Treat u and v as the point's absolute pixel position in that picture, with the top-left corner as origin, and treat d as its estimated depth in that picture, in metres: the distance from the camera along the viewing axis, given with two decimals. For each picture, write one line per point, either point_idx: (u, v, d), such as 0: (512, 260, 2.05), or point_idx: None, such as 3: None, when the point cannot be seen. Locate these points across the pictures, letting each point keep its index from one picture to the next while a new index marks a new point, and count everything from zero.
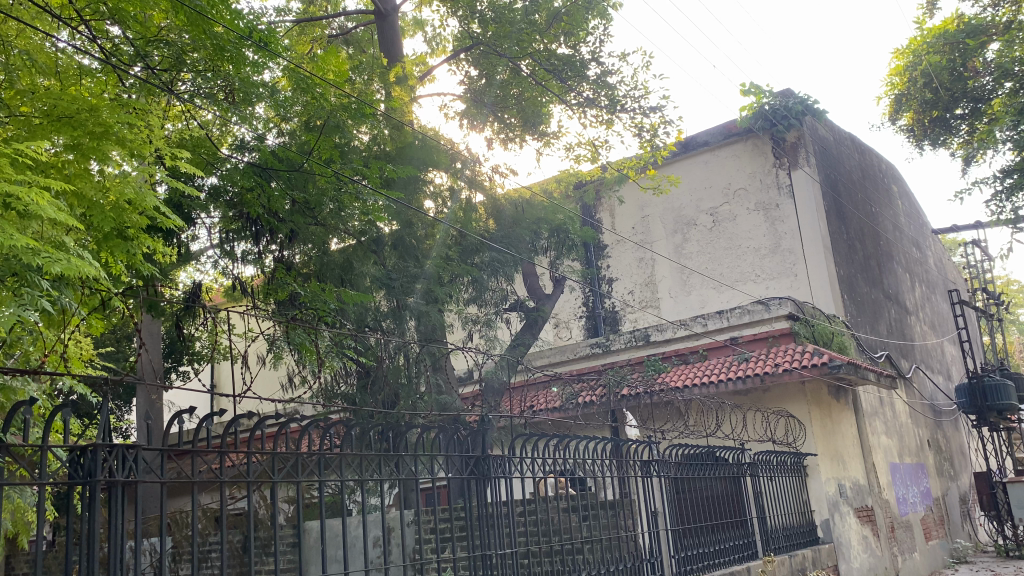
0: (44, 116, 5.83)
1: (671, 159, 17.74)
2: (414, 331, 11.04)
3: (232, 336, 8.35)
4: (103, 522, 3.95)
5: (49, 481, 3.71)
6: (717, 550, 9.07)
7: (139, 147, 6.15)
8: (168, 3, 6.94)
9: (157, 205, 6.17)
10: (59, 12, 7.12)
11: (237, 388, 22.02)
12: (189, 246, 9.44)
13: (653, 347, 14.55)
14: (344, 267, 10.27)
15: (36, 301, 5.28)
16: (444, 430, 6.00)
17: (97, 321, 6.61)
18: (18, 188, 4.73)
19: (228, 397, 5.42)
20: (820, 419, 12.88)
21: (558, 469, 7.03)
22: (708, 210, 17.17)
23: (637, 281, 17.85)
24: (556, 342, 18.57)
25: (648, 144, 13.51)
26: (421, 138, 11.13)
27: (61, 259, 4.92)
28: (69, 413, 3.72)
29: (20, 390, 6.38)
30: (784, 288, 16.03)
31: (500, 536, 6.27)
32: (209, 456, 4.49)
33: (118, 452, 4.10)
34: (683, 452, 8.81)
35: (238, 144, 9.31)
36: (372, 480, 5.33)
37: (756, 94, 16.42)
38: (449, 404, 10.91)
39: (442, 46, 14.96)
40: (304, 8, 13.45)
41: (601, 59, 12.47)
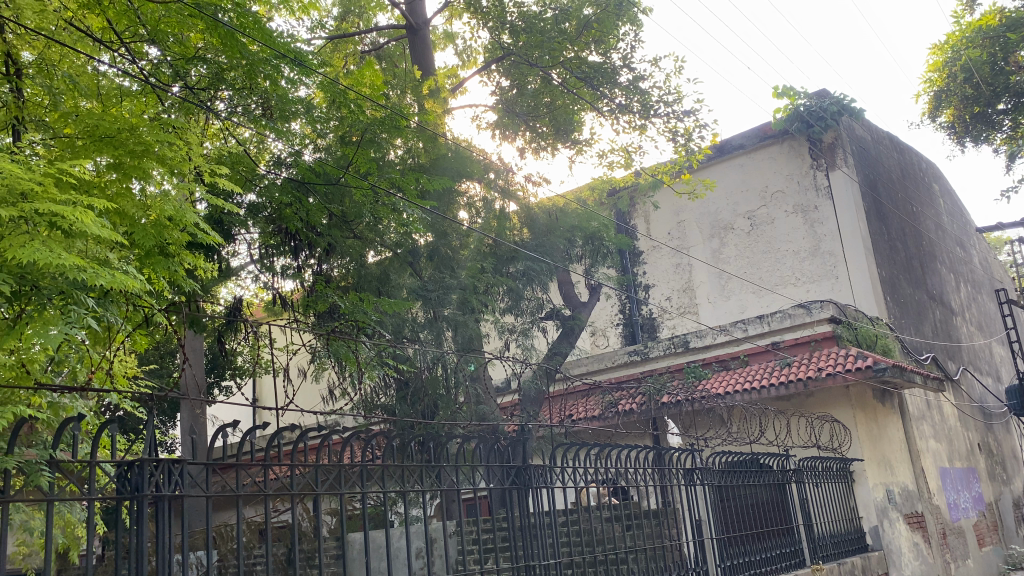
0: (87, 136, 6.05)
1: (706, 164, 17.61)
2: (451, 341, 11.08)
3: (273, 349, 8.41)
4: (151, 536, 3.98)
5: (98, 497, 3.76)
6: (764, 558, 8.91)
7: (180, 165, 6.26)
8: (203, 23, 7.08)
9: (196, 220, 6.27)
10: (101, 35, 7.27)
11: (279, 402, 22.26)
12: (229, 263, 9.56)
13: (692, 354, 14.39)
14: (380, 278, 10.39)
15: (83, 318, 5.23)
16: (484, 440, 5.96)
17: (141, 337, 6.61)
18: (63, 209, 4.79)
19: (272, 411, 5.46)
20: (866, 424, 12.61)
21: (600, 479, 6.96)
22: (746, 213, 16.99)
23: (674, 287, 17.69)
24: (593, 350, 18.47)
25: (682, 149, 13.39)
26: (455, 150, 11.23)
27: (107, 275, 4.96)
28: (118, 429, 3.77)
29: (68, 406, 6.42)
30: (825, 291, 15.76)
31: (543, 546, 6.23)
32: (254, 470, 4.52)
33: (164, 467, 4.15)
34: (726, 459, 8.70)
35: (275, 161, 9.39)
36: (414, 491, 5.31)
37: (791, 96, 16.25)
38: (487, 414, 10.90)
39: (473, 57, 15.04)
40: (337, 24, 13.62)
41: (633, 65, 12.42)
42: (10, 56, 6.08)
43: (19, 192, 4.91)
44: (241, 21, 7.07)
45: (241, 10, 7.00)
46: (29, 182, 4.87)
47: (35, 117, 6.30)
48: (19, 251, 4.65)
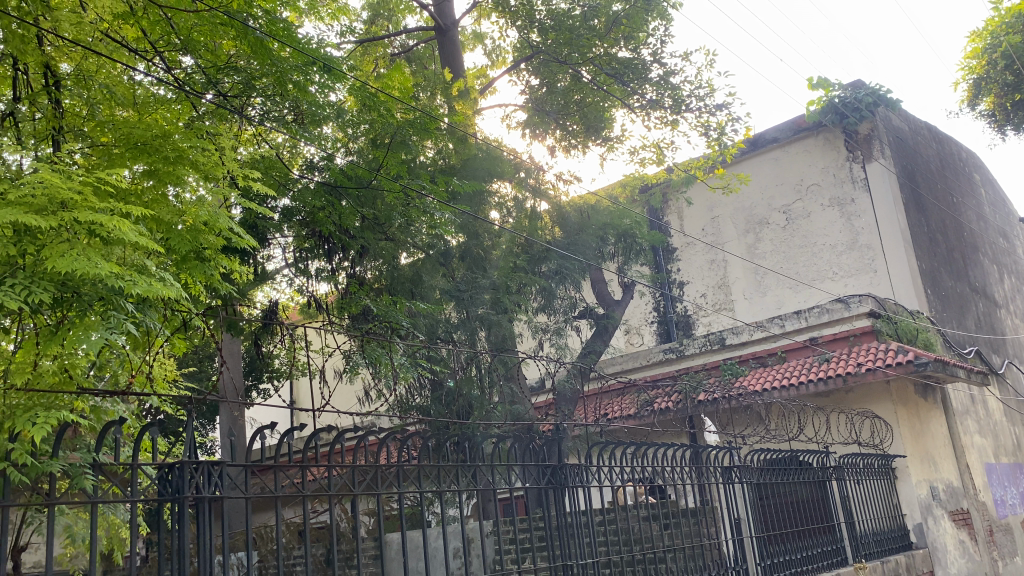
0: (122, 144, 6.17)
1: (740, 158, 17.42)
2: (485, 341, 11.10)
3: (309, 351, 8.48)
4: (193, 538, 4.04)
5: (140, 499, 3.82)
6: (805, 556, 8.79)
7: (213, 169, 6.40)
8: (235, 33, 7.19)
9: (231, 225, 6.34)
10: (135, 44, 7.39)
11: (316, 404, 22.43)
12: (265, 266, 9.66)
13: (729, 351, 14.25)
14: (414, 280, 10.42)
15: (123, 324, 5.26)
16: (520, 440, 5.95)
17: (180, 341, 6.66)
18: (101, 216, 4.87)
19: (309, 412, 5.50)
20: (908, 419, 12.38)
21: (637, 478, 6.91)
22: (781, 207, 16.77)
23: (709, 284, 17.54)
24: (628, 349, 18.37)
25: (715, 143, 13.28)
26: (485, 150, 11.26)
27: (144, 282, 5.04)
28: (158, 432, 3.82)
29: (110, 410, 6.46)
30: (863, 285, 15.49)
31: (581, 545, 6.21)
32: (292, 471, 4.54)
33: (204, 469, 4.20)
34: (765, 457, 8.59)
35: (308, 165, 9.46)
36: (450, 491, 5.32)
37: (825, 88, 16.00)
38: (522, 413, 10.89)
39: (502, 57, 15.04)
40: (367, 28, 13.70)
41: (663, 60, 12.35)
42: (49, 68, 6.18)
43: (59, 201, 5.01)
44: (271, 28, 7.18)
45: (273, 19, 7.13)
46: (68, 191, 4.97)
47: (74, 127, 6.41)
48: (60, 260, 4.74)
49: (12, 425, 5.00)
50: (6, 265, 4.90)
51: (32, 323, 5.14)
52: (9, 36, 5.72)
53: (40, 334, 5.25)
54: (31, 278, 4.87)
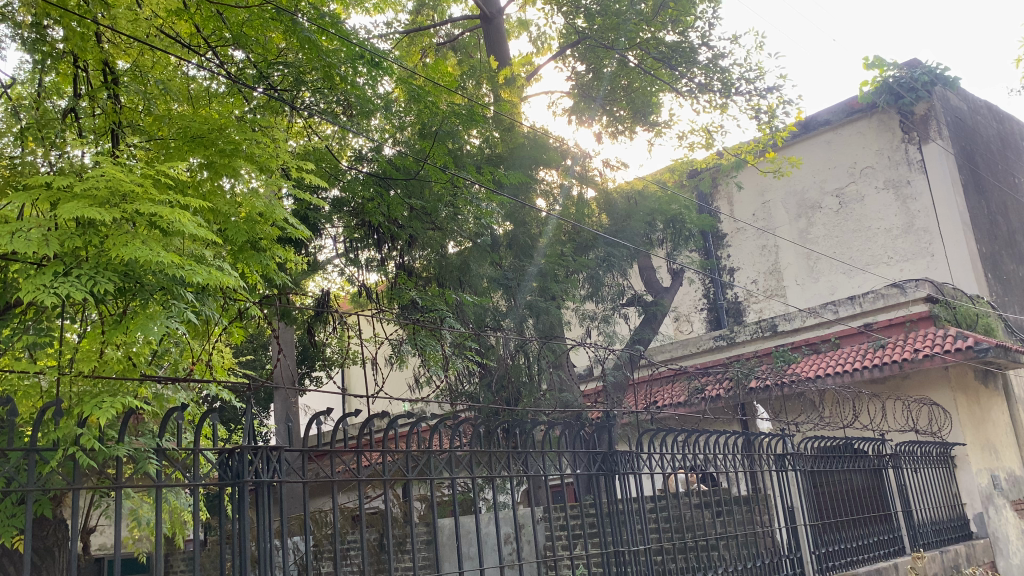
0: (179, 138, 6.33)
1: (791, 141, 17.10)
2: (533, 329, 11.16)
3: (361, 339, 8.60)
4: (252, 523, 4.14)
5: (202, 484, 3.93)
6: (860, 545, 8.65)
7: (268, 161, 6.54)
8: (284, 26, 7.30)
9: (286, 215, 6.48)
10: (189, 40, 7.55)
11: (369, 390, 22.77)
12: (316, 257, 9.78)
13: (781, 338, 14.07)
14: (462, 268, 10.36)
15: (183, 313, 5.41)
16: (570, 427, 5.95)
17: (237, 329, 6.80)
18: (162, 208, 4.99)
19: (361, 399, 5.71)
20: (968, 407, 12.07)
21: (689, 465, 6.87)
22: (834, 191, 16.45)
23: (760, 270, 17.31)
24: (677, 336, 18.23)
25: (766, 127, 13.03)
26: (531, 138, 11.26)
27: (203, 271, 5.19)
28: (217, 419, 3.93)
29: (172, 398, 6.44)
30: (920, 269, 15.12)
31: (633, 532, 6.21)
32: (348, 457, 4.62)
33: (263, 455, 4.29)
34: (819, 445, 8.47)
35: (357, 156, 9.54)
36: (502, 477, 5.36)
37: (880, 68, 15.62)
38: (571, 401, 10.91)
39: (548, 44, 15.01)
40: (413, 18, 13.71)
41: (712, 43, 12.13)
42: (108, 65, 6.34)
43: (120, 193, 5.14)
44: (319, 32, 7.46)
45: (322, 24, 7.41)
46: (129, 184, 5.11)
47: (132, 121, 6.50)
48: (123, 249, 4.88)
49: (80, 409, 5.07)
50: (71, 257, 5.03)
51: (98, 313, 5.27)
52: (70, 34, 5.80)
53: (105, 323, 5.40)
54: (96, 269, 5.00)
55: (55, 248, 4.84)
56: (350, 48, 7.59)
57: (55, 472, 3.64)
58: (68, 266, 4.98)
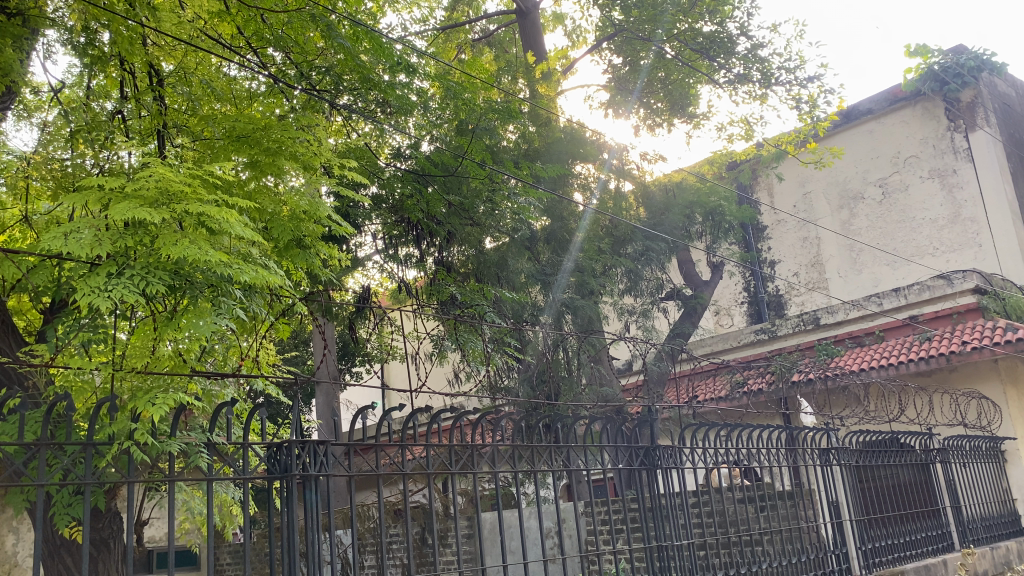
0: (226, 138, 6.46)
1: (832, 131, 16.84)
2: (571, 324, 11.27)
3: (402, 335, 8.68)
4: (300, 516, 4.21)
5: (252, 478, 4.00)
6: (908, 542, 8.52)
7: (311, 160, 6.64)
8: (323, 27, 7.34)
9: (330, 213, 6.56)
10: (230, 41, 7.63)
11: (409, 386, 22.95)
12: (356, 253, 9.85)
13: (824, 331, 13.90)
14: (499, 264, 10.51)
15: (231, 309, 5.55)
16: (610, 421, 5.94)
17: (284, 325, 6.91)
18: (210, 207, 5.09)
19: (407, 393, 5.91)
20: (1018, 399, 11.80)
21: (732, 460, 6.80)
22: (877, 181, 16.18)
23: (802, 263, 17.09)
24: (717, 330, 18.09)
25: (807, 116, 12.83)
26: (567, 133, 11.31)
27: (250, 269, 5.27)
28: (265, 413, 4.00)
29: (219, 393, 6.54)
30: (967, 260, 14.80)
31: (676, 528, 6.18)
32: (392, 451, 4.67)
33: (310, 449, 4.36)
34: (864, 439, 8.36)
35: (395, 153, 9.60)
36: (545, 472, 5.38)
37: (924, 55, 15.28)
38: (611, 396, 10.92)
39: (583, 37, 14.96)
40: (448, 15, 13.71)
41: (751, 33, 12.00)
42: (154, 67, 6.48)
43: (170, 193, 5.26)
44: (354, 33, 7.53)
45: (351, 24, 7.46)
46: (178, 184, 5.22)
47: (177, 122, 6.60)
48: (173, 248, 4.98)
49: (132, 404, 5.16)
50: (123, 256, 5.15)
51: (150, 310, 5.40)
52: (118, 38, 5.89)
53: (156, 320, 5.51)
54: (146, 268, 5.12)
55: (107, 248, 4.96)
56: (390, 52, 7.71)
57: (110, 465, 3.74)
58: (120, 266, 5.09)
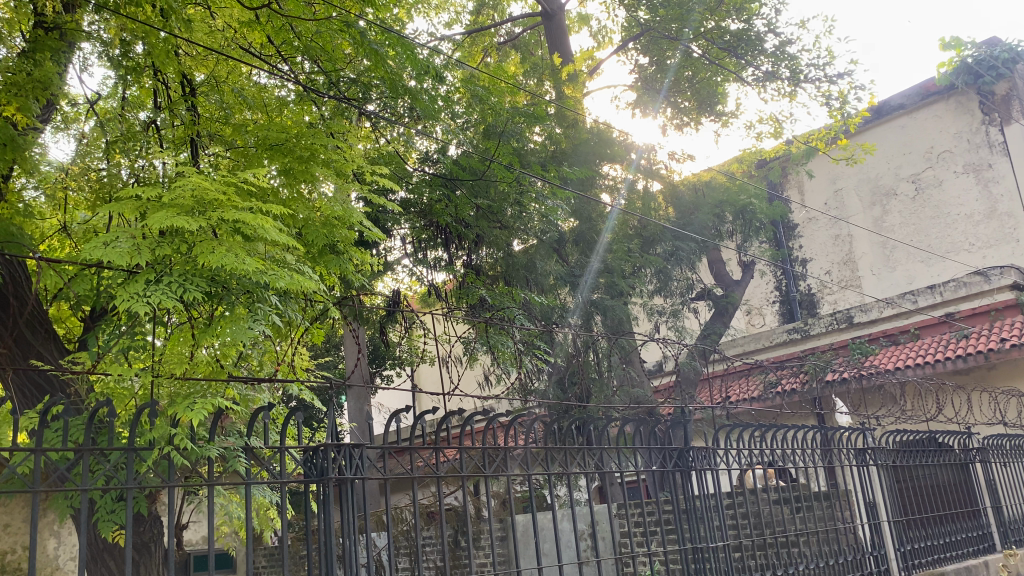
0: (259, 146, 6.54)
1: (863, 127, 16.63)
2: (600, 326, 11.23)
3: (433, 338, 8.72)
4: (336, 518, 4.24)
5: (290, 482, 4.03)
6: (948, 543, 8.38)
7: (343, 166, 6.70)
8: (351, 35, 7.40)
9: (363, 218, 6.65)
10: (260, 49, 7.71)
11: (440, 389, 23.02)
12: (385, 257, 9.91)
13: (857, 329, 13.73)
14: (528, 266, 10.48)
15: (268, 315, 5.64)
16: (643, 424, 5.92)
17: (318, 330, 6.98)
18: (245, 214, 5.15)
19: (440, 395, 5.96)
20: None
21: (767, 461, 6.74)
22: (910, 177, 15.96)
23: (834, 260, 16.89)
24: (749, 330, 17.95)
25: (838, 113, 12.69)
26: (594, 133, 11.31)
27: (286, 275, 5.35)
28: (301, 417, 4.03)
29: (256, 398, 6.61)
30: (1004, 256, 14.53)
31: (712, 530, 6.14)
32: (426, 453, 4.69)
33: (346, 452, 4.38)
34: (901, 439, 8.25)
35: (423, 157, 9.66)
36: (578, 475, 5.37)
37: (957, 48, 15.03)
38: (643, 397, 10.88)
39: (609, 38, 14.93)
40: (474, 18, 13.77)
41: (779, 30, 11.90)
42: (186, 78, 6.57)
43: (205, 201, 5.35)
44: (383, 40, 7.60)
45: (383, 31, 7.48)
46: (213, 193, 5.30)
47: (211, 131, 6.70)
48: (210, 256, 5.06)
49: (172, 410, 5.25)
50: (161, 264, 5.24)
51: (188, 317, 5.49)
52: (153, 51, 5.99)
53: (194, 326, 5.60)
54: (184, 276, 5.20)
55: (146, 257, 5.05)
56: (418, 58, 7.77)
57: (150, 469, 3.78)
58: (158, 274, 5.18)
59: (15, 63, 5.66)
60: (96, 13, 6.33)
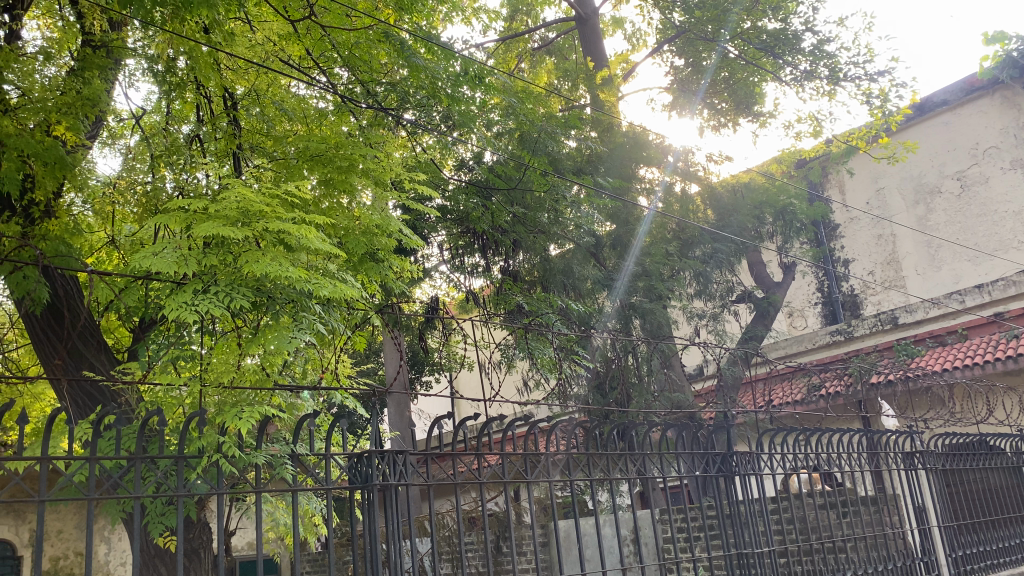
0: (300, 156, 6.63)
1: (905, 125, 16.35)
2: (639, 330, 11.17)
3: (471, 343, 8.76)
4: (381, 522, 4.28)
5: (335, 487, 4.08)
6: (1002, 549, 8.17)
7: (383, 175, 6.78)
8: (388, 45, 7.48)
9: (401, 226, 6.70)
10: (299, 61, 7.82)
11: (480, 394, 23.12)
12: (423, 264, 9.98)
13: (903, 330, 13.49)
14: (565, 271, 10.46)
15: (312, 324, 5.72)
16: (686, 429, 5.88)
17: (360, 338, 7.05)
18: (289, 224, 5.23)
19: (481, 401, 6.00)
20: None
21: (812, 465, 6.65)
22: (954, 174, 15.65)
23: (877, 260, 16.60)
24: (791, 332, 17.72)
25: (879, 111, 12.49)
26: (630, 136, 11.31)
27: (329, 283, 5.42)
28: (345, 425, 4.09)
29: (301, 405, 6.70)
30: None
31: (757, 535, 6.06)
32: (468, 458, 4.71)
33: (389, 458, 4.42)
34: (950, 442, 8.08)
35: (458, 164, 9.73)
36: (620, 480, 5.34)
37: (1001, 42, 14.69)
38: (683, 401, 10.80)
39: (643, 40, 14.88)
40: (508, 25, 13.83)
41: (817, 28, 11.74)
42: (228, 91, 6.70)
43: (250, 212, 5.44)
44: (423, 50, 7.66)
45: (423, 43, 7.69)
46: (258, 204, 5.39)
47: (254, 143, 6.81)
48: (255, 266, 5.14)
49: (221, 418, 5.34)
50: (208, 274, 5.34)
51: (233, 326, 5.59)
52: (196, 64, 6.10)
53: (240, 335, 5.70)
54: (231, 285, 5.30)
55: (193, 267, 5.16)
56: (454, 65, 7.84)
57: (200, 476, 3.86)
58: (205, 284, 5.28)
59: (65, 82, 5.82)
60: (141, 31, 6.49)
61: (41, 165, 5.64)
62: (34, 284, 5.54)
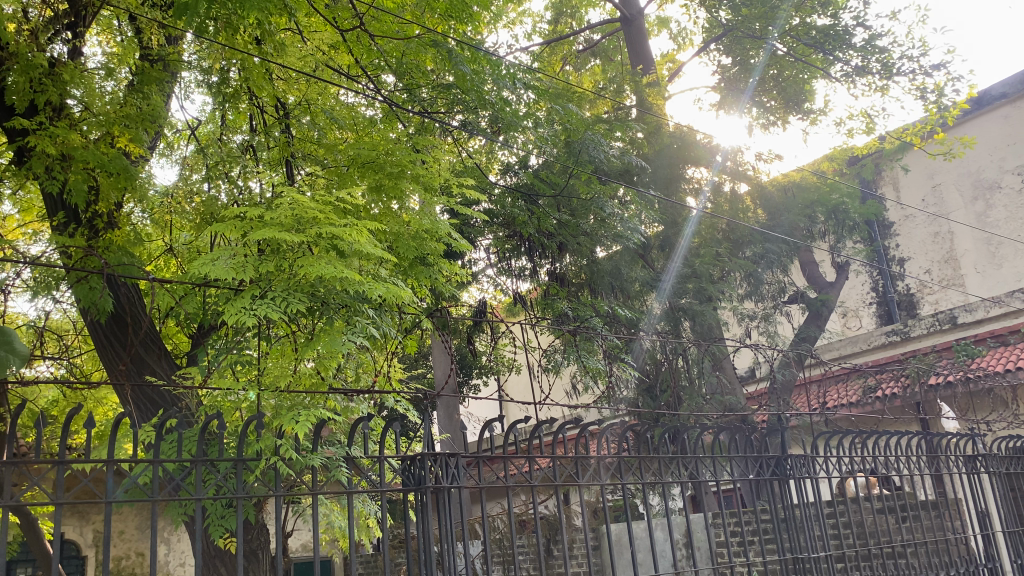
0: (351, 163, 6.75)
1: (962, 119, 15.93)
2: (689, 331, 11.07)
3: (519, 347, 8.80)
4: (434, 526, 4.31)
5: (389, 490, 4.12)
6: None
7: (433, 180, 6.86)
8: (435, 52, 7.55)
9: (451, 231, 6.77)
10: (348, 70, 7.96)
11: (529, 398, 23.14)
12: (471, 269, 10.04)
13: (962, 330, 13.13)
14: (613, 273, 10.41)
15: (365, 327, 5.81)
16: (738, 431, 5.79)
17: (410, 342, 7.13)
18: (343, 229, 5.33)
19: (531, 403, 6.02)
20: None
21: (869, 468, 6.50)
22: (1014, 168, 15.23)
23: (933, 259, 16.18)
24: (845, 333, 17.39)
25: (934, 105, 12.17)
26: (677, 137, 11.22)
27: (382, 287, 5.50)
28: (399, 428, 4.14)
29: (354, 409, 6.79)
30: None
31: (814, 540, 5.95)
32: (519, 461, 4.72)
33: (442, 461, 4.45)
34: (1014, 445, 7.81)
35: (504, 167, 9.76)
36: (672, 483, 5.29)
37: None
38: (735, 405, 10.68)
39: (690, 39, 14.76)
40: (553, 28, 13.84)
41: (867, 22, 11.50)
42: (280, 101, 6.84)
43: (304, 219, 5.55)
44: (470, 56, 7.71)
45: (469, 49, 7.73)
46: (311, 210, 5.50)
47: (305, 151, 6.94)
48: (310, 270, 5.24)
49: (278, 421, 5.45)
50: (265, 280, 5.47)
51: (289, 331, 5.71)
52: (249, 74, 6.24)
53: (295, 339, 5.81)
54: (287, 291, 5.41)
55: (251, 274, 5.29)
56: (499, 69, 7.86)
57: (257, 478, 3.95)
58: (263, 289, 5.41)
59: (126, 97, 5.98)
60: (196, 45, 6.66)
61: (106, 177, 5.83)
62: (100, 295, 5.73)
